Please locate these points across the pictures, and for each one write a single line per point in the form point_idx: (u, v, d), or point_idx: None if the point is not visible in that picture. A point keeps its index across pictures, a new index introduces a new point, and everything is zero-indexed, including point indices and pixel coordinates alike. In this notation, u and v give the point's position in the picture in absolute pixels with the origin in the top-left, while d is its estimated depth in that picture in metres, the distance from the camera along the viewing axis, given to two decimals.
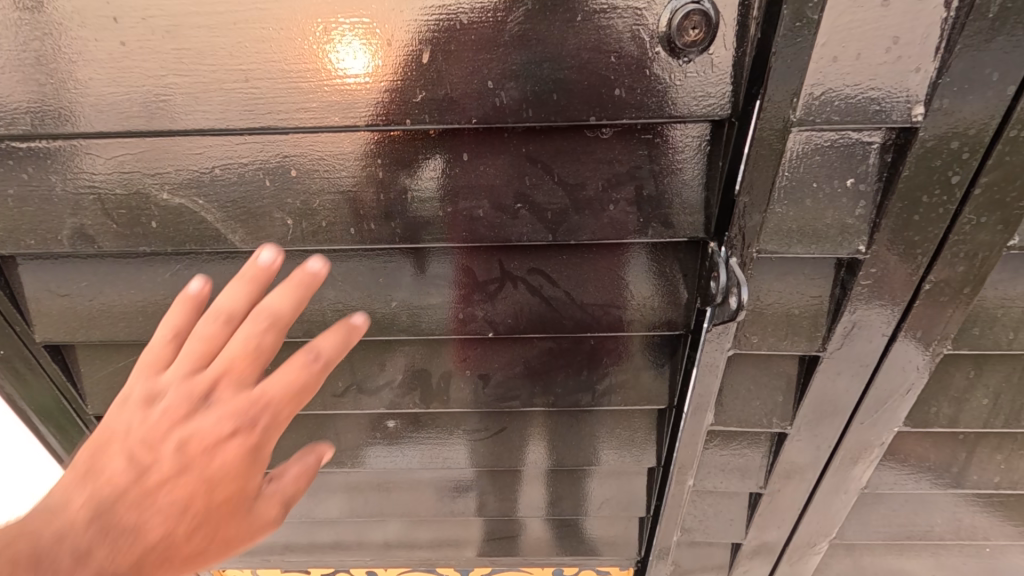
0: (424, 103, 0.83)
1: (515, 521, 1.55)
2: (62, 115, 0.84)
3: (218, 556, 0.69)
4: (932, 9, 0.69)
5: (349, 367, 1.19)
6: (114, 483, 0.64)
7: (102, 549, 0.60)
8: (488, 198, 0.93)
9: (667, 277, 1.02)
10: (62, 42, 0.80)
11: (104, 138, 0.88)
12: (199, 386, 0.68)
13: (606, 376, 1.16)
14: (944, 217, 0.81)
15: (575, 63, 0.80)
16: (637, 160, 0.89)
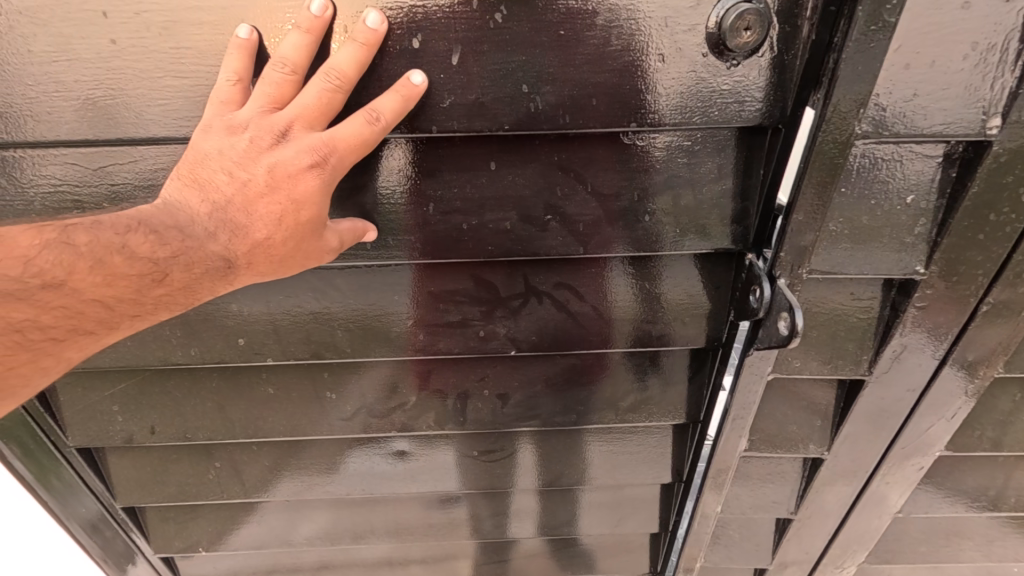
0: (452, 109, 0.76)
1: (525, 544, 1.49)
2: (41, 121, 0.75)
3: (308, 263, 0.73)
4: (1014, 13, 0.66)
5: (357, 389, 1.11)
6: (216, 188, 0.67)
7: (224, 233, 0.67)
8: (517, 210, 0.87)
9: (703, 292, 0.98)
10: (42, 39, 0.71)
11: (89, 146, 0.78)
12: (274, 122, 0.66)
13: (631, 393, 1.11)
14: (1010, 236, 0.78)
15: (618, 67, 0.75)
16: (675, 169, 0.83)
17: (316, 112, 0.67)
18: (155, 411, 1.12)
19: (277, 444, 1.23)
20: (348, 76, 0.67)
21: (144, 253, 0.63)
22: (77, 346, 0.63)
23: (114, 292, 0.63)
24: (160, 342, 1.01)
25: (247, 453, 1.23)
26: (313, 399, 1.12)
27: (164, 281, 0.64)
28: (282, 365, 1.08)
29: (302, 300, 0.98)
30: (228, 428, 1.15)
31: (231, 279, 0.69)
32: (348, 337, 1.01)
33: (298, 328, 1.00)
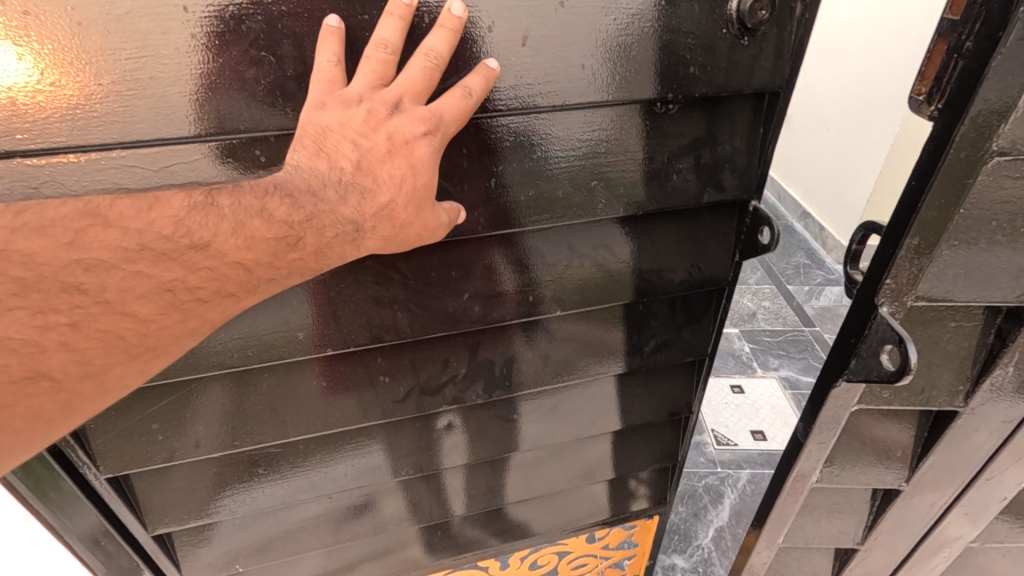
0: (519, 88, 0.85)
1: (546, 521, 1.49)
2: (113, 123, 0.71)
3: (420, 231, 0.79)
4: None
5: (410, 372, 1.09)
6: (343, 159, 0.71)
7: (353, 199, 0.72)
8: (567, 177, 0.95)
9: (713, 237, 1.10)
10: (115, 35, 0.67)
11: (156, 142, 0.73)
12: (386, 96, 0.70)
13: (654, 338, 1.20)
14: None
15: (659, 47, 0.86)
16: (699, 133, 0.96)
17: (421, 87, 0.72)
18: (198, 424, 1.01)
19: (323, 445, 1.15)
20: (441, 54, 0.73)
21: (282, 219, 0.68)
22: (219, 308, 0.67)
23: (252, 257, 0.67)
24: (214, 343, 0.93)
25: (293, 460, 1.15)
26: (364, 391, 1.08)
27: (304, 245, 0.70)
28: (342, 359, 1.03)
29: (365, 286, 0.95)
30: (280, 432, 1.07)
31: (358, 242, 0.74)
32: (408, 321, 1.01)
33: (361, 316, 0.98)
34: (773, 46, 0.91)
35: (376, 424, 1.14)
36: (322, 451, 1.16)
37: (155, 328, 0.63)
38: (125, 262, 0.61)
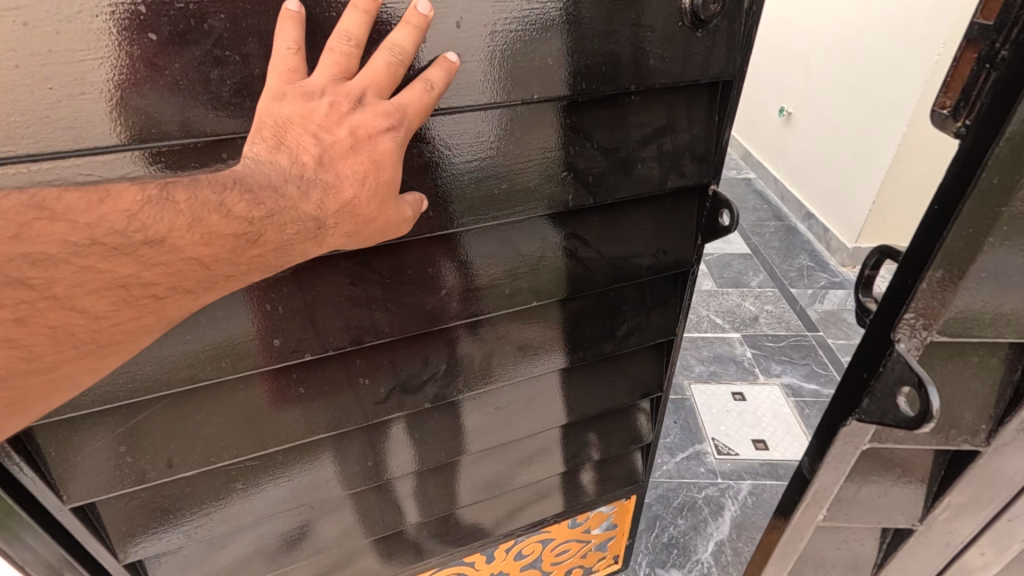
0: (504, 69, 0.57)
1: (500, 511, 0.97)
2: (54, 124, 0.44)
3: (382, 232, 0.52)
4: None
5: (390, 371, 0.72)
6: (303, 153, 0.45)
7: (313, 194, 0.46)
8: (478, 158, 0.61)
9: (669, 211, 0.77)
10: None
11: (90, 94, 0.44)
12: (347, 90, 0.45)
13: (625, 321, 0.83)
14: None
15: (582, 48, 0.59)
16: (659, 122, 0.67)
17: (389, 73, 0.47)
18: (142, 443, 0.63)
19: (310, 473, 0.76)
20: (412, 36, 0.48)
21: (241, 213, 0.43)
22: (176, 305, 0.44)
23: (211, 251, 0.43)
24: (153, 354, 0.58)
25: (277, 476, 0.74)
26: (348, 404, 0.72)
27: (262, 240, 0.45)
28: (320, 369, 0.68)
29: (340, 284, 0.63)
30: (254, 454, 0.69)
31: (320, 246, 0.49)
32: (387, 317, 0.67)
33: (351, 323, 0.65)
34: (730, 17, 0.63)
35: (337, 434, 0.74)
36: (301, 474, 0.75)
37: (68, 349, 0.42)
38: (77, 256, 0.40)
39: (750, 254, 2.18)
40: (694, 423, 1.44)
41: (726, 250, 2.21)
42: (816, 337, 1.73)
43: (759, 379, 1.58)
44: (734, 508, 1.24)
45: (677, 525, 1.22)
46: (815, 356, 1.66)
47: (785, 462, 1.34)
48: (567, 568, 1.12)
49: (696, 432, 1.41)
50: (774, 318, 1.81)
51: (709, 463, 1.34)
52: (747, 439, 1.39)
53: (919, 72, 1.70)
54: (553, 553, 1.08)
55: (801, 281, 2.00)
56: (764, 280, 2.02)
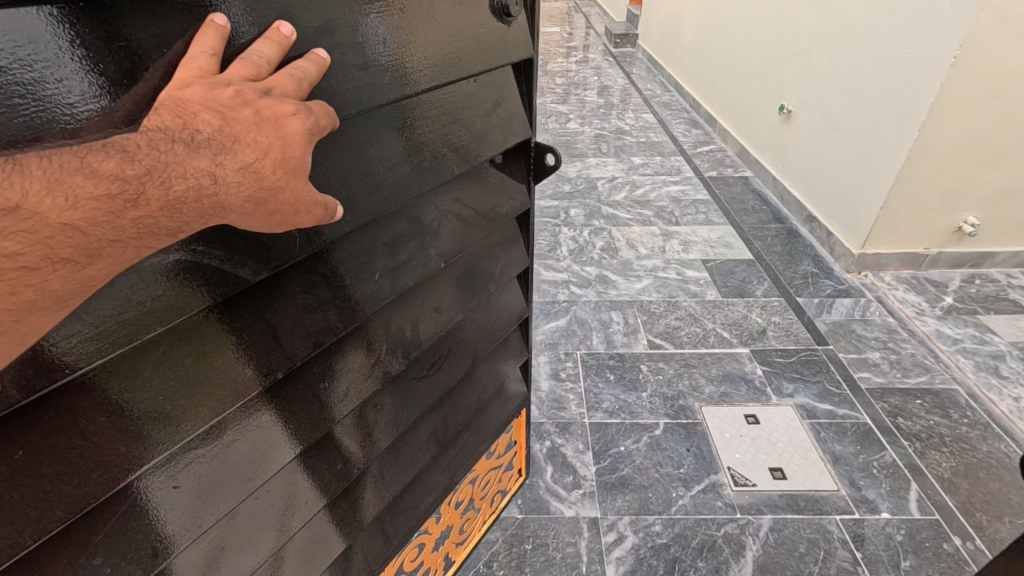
0: (382, 73, 0.46)
1: (421, 498, 0.82)
2: None
3: (293, 212, 0.38)
4: None
5: (341, 360, 0.57)
6: (201, 125, 0.33)
7: (208, 151, 0.33)
8: (360, 148, 0.48)
9: (499, 168, 0.72)
10: None
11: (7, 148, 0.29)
12: (249, 88, 0.34)
13: (498, 261, 0.78)
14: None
15: (436, 38, 0.51)
16: (492, 97, 0.63)
17: (297, 78, 0.37)
18: (117, 549, 0.43)
19: (300, 497, 0.58)
20: (320, 57, 0.39)
21: (111, 170, 0.30)
22: (56, 278, 0.29)
23: (84, 215, 0.29)
24: (111, 434, 0.39)
25: (278, 526, 0.57)
26: (322, 408, 0.56)
27: (143, 199, 0.31)
28: (289, 380, 0.52)
29: (291, 292, 0.49)
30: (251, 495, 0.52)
31: (214, 216, 0.34)
32: (340, 314, 0.53)
33: (308, 317, 0.50)
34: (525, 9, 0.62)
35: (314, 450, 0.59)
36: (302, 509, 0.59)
37: None
38: None
39: (752, 260, 2.09)
40: (708, 450, 1.35)
41: (728, 256, 2.12)
42: (825, 351, 1.65)
43: (772, 400, 1.48)
44: (756, 548, 1.14)
45: (698, 568, 1.11)
46: (827, 372, 1.57)
47: (807, 492, 1.25)
48: (491, 498, 1.10)
49: (710, 461, 1.32)
50: (782, 331, 1.73)
51: (726, 496, 1.24)
52: (763, 468, 1.30)
53: (935, 75, 1.60)
54: (481, 488, 1.04)
55: (806, 289, 1.92)
56: (769, 288, 1.93)
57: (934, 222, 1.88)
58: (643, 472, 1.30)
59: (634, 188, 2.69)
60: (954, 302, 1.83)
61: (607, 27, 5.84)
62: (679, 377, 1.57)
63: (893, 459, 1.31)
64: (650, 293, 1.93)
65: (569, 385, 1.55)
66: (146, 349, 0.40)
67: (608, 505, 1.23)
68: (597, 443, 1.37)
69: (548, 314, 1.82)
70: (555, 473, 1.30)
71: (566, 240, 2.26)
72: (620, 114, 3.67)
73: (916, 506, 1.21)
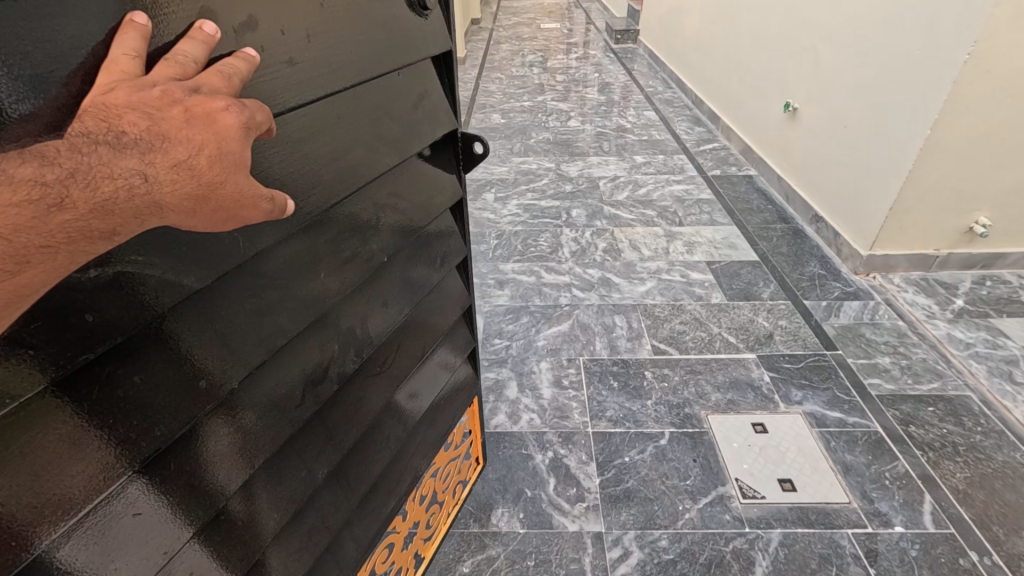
0: (311, 69, 0.47)
1: (387, 498, 0.82)
2: None
3: (238, 207, 0.34)
4: None
5: (296, 363, 0.56)
6: (128, 127, 0.30)
7: (137, 152, 0.30)
8: (298, 144, 0.48)
9: (428, 161, 0.73)
10: None
11: None
12: (175, 87, 0.32)
13: (438, 251, 0.79)
14: None
15: (359, 33, 0.53)
16: (416, 90, 0.65)
17: (227, 75, 0.35)
18: None
19: (266, 510, 0.57)
20: (249, 56, 0.38)
21: (30, 174, 0.26)
22: None
23: (6, 221, 0.25)
24: (58, 464, 0.36)
25: (244, 541, 0.54)
26: (283, 414, 0.55)
27: (69, 202, 0.27)
28: (247, 389, 0.50)
29: (240, 296, 0.47)
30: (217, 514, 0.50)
31: (152, 216, 0.31)
32: (290, 315, 0.52)
33: (258, 321, 0.49)
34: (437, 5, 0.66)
35: (277, 459, 0.57)
36: (268, 521, 0.57)
37: None
38: None
39: (757, 261, 2.05)
40: (716, 461, 1.31)
41: (734, 258, 2.08)
42: (834, 356, 1.61)
43: (780, 408, 1.45)
44: (766, 563, 1.11)
45: None
46: (837, 379, 1.53)
47: (819, 505, 1.21)
48: (453, 489, 1.12)
49: (717, 472, 1.29)
50: (789, 335, 1.69)
51: (734, 508, 1.21)
52: (772, 479, 1.27)
53: (948, 71, 1.55)
54: (442, 481, 1.04)
55: (813, 292, 1.88)
56: (775, 291, 1.89)
57: (947, 222, 1.83)
58: (648, 484, 1.26)
59: (636, 187, 2.64)
60: (966, 305, 1.79)
61: (608, 23, 5.77)
62: (684, 384, 1.53)
63: (905, 470, 1.27)
64: (653, 296, 1.89)
65: (571, 392, 1.51)
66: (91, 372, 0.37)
67: (613, 519, 1.20)
68: (601, 453, 1.34)
69: (549, 319, 1.79)
70: (559, 486, 1.27)
71: (567, 241, 2.22)
72: (622, 112, 3.62)
73: (931, 519, 1.17)
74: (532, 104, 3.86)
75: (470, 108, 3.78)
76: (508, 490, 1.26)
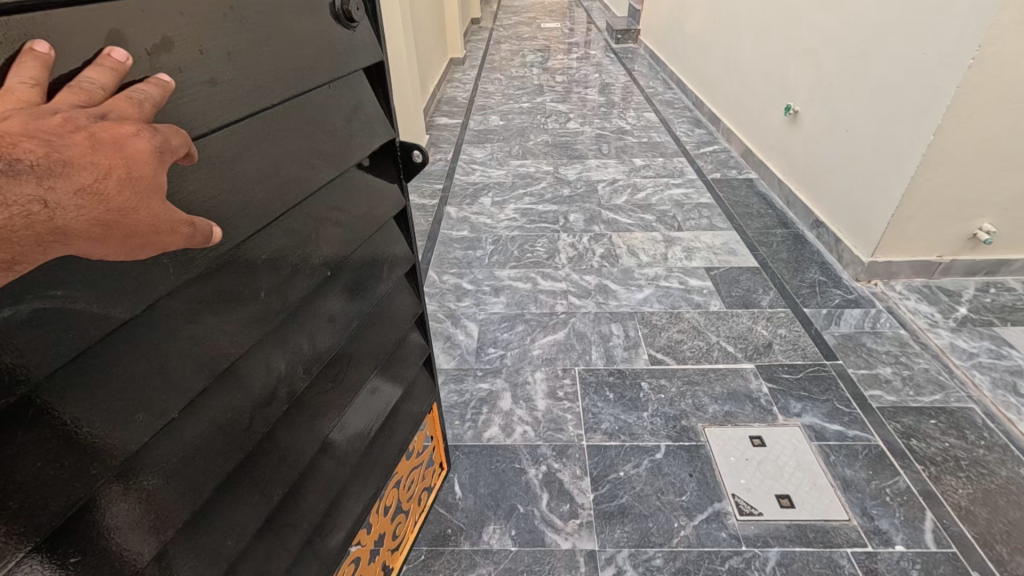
0: (233, 87, 0.46)
1: (351, 514, 0.80)
2: None
3: (153, 233, 0.33)
4: None
5: (238, 387, 0.54)
6: (23, 154, 0.27)
7: (32, 181, 0.27)
8: (225, 164, 0.46)
9: (368, 172, 0.71)
10: None
11: None
12: (78, 115, 0.30)
13: (387, 262, 0.78)
14: None
15: (284, 46, 0.51)
16: (349, 101, 0.63)
17: (139, 100, 0.34)
18: None
19: (218, 539, 0.54)
20: (164, 81, 0.36)
21: None
22: None
23: None
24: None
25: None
26: (230, 441, 0.53)
27: None
28: (188, 418, 0.48)
29: (171, 327, 0.45)
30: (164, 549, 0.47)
31: (51, 245, 0.29)
32: (231, 340, 0.50)
33: (197, 347, 0.47)
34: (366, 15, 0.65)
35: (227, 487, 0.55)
36: (223, 551, 0.54)
37: None
38: None
39: (757, 267, 2.02)
40: (712, 476, 1.28)
41: (733, 264, 2.05)
42: (834, 366, 1.58)
43: (779, 420, 1.42)
44: None
45: None
46: (837, 390, 1.50)
47: (817, 522, 1.18)
48: (418, 497, 1.12)
49: (714, 488, 1.26)
50: (788, 344, 1.66)
51: (731, 525, 1.18)
52: (770, 495, 1.24)
53: (952, 76, 1.52)
54: (406, 490, 1.04)
55: (814, 299, 1.85)
56: (775, 298, 1.86)
57: (950, 229, 1.80)
58: (644, 500, 1.24)
59: (635, 191, 2.61)
60: (969, 313, 1.76)
61: (608, 22, 5.73)
62: (681, 396, 1.50)
63: (907, 486, 1.25)
64: (651, 304, 1.86)
65: (566, 404, 1.49)
66: (13, 415, 0.34)
67: (607, 536, 1.17)
68: (595, 468, 1.31)
69: (545, 327, 1.76)
70: (552, 501, 1.24)
71: (564, 247, 2.19)
72: (621, 113, 3.59)
73: (932, 537, 1.14)
74: (532, 105, 3.83)
75: (469, 110, 3.75)
76: (500, 506, 1.24)
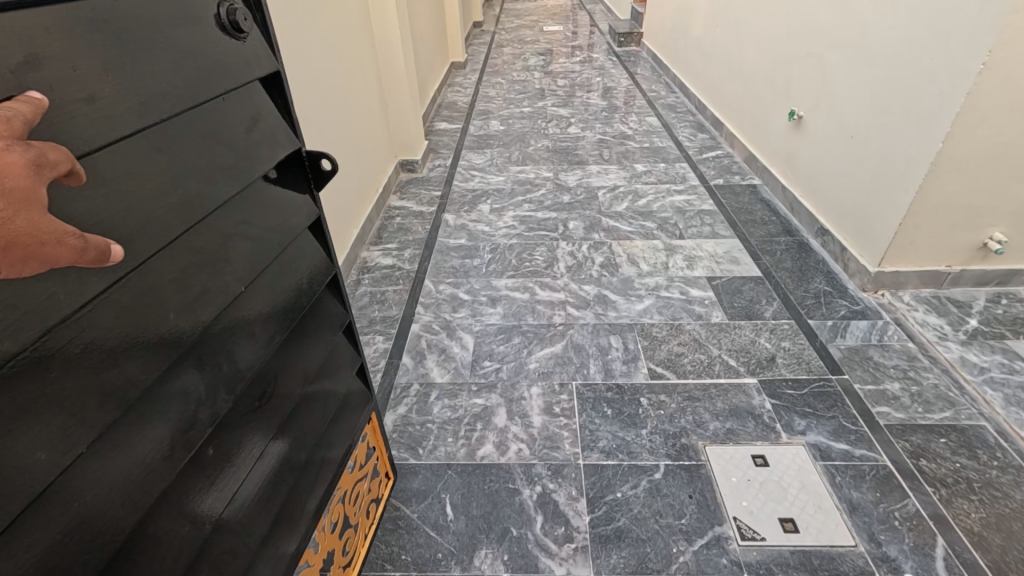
0: (115, 101, 0.44)
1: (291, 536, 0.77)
2: None
3: (35, 245, 0.33)
4: None
5: (159, 414, 0.50)
6: None
7: None
8: (115, 181, 0.44)
9: (277, 183, 0.68)
10: None
11: None
12: None
13: (309, 274, 0.75)
14: None
15: (167, 59, 0.50)
16: (248, 110, 0.61)
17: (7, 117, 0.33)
18: None
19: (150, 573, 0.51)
20: (33, 98, 0.36)
21: None
22: None
23: None
24: None
25: None
26: (152, 470, 0.49)
27: None
28: (102, 450, 0.45)
29: (70, 356, 0.41)
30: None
31: None
32: (142, 364, 0.47)
33: (104, 373, 0.44)
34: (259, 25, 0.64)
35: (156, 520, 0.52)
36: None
37: None
38: None
39: (760, 277, 1.97)
40: (713, 498, 1.24)
41: (734, 273, 2.00)
42: (840, 381, 1.53)
43: (781, 439, 1.37)
44: None
45: None
46: (842, 407, 1.45)
47: (821, 548, 1.14)
48: (365, 509, 1.10)
49: (715, 511, 1.21)
50: (793, 358, 1.61)
51: (732, 551, 1.14)
52: (772, 518, 1.19)
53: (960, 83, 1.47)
54: (352, 504, 1.01)
55: (819, 310, 1.80)
56: (779, 310, 1.81)
57: (959, 238, 1.75)
58: (642, 523, 1.19)
59: (636, 198, 2.57)
60: (980, 325, 1.70)
61: (613, 25, 5.69)
62: (681, 412, 1.45)
63: (916, 509, 1.20)
64: (651, 315, 1.82)
65: (562, 420, 1.44)
66: None
67: (602, 562, 1.13)
68: (591, 489, 1.27)
69: (542, 339, 1.72)
70: (546, 524, 1.20)
71: (564, 255, 2.15)
72: (624, 117, 3.54)
73: (943, 565, 1.09)
74: (533, 109, 3.79)
75: (470, 114, 3.72)
76: (492, 529, 1.19)
